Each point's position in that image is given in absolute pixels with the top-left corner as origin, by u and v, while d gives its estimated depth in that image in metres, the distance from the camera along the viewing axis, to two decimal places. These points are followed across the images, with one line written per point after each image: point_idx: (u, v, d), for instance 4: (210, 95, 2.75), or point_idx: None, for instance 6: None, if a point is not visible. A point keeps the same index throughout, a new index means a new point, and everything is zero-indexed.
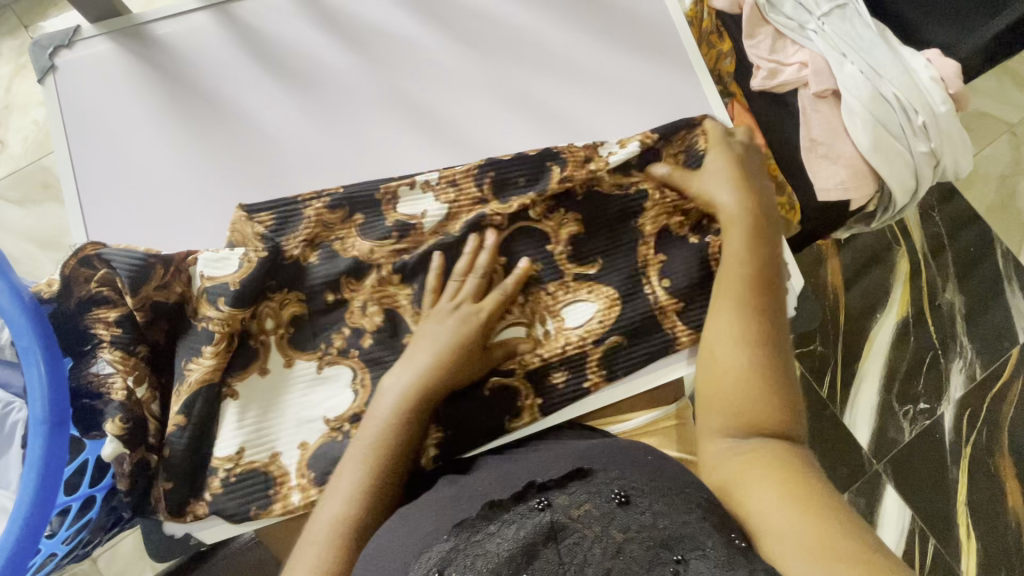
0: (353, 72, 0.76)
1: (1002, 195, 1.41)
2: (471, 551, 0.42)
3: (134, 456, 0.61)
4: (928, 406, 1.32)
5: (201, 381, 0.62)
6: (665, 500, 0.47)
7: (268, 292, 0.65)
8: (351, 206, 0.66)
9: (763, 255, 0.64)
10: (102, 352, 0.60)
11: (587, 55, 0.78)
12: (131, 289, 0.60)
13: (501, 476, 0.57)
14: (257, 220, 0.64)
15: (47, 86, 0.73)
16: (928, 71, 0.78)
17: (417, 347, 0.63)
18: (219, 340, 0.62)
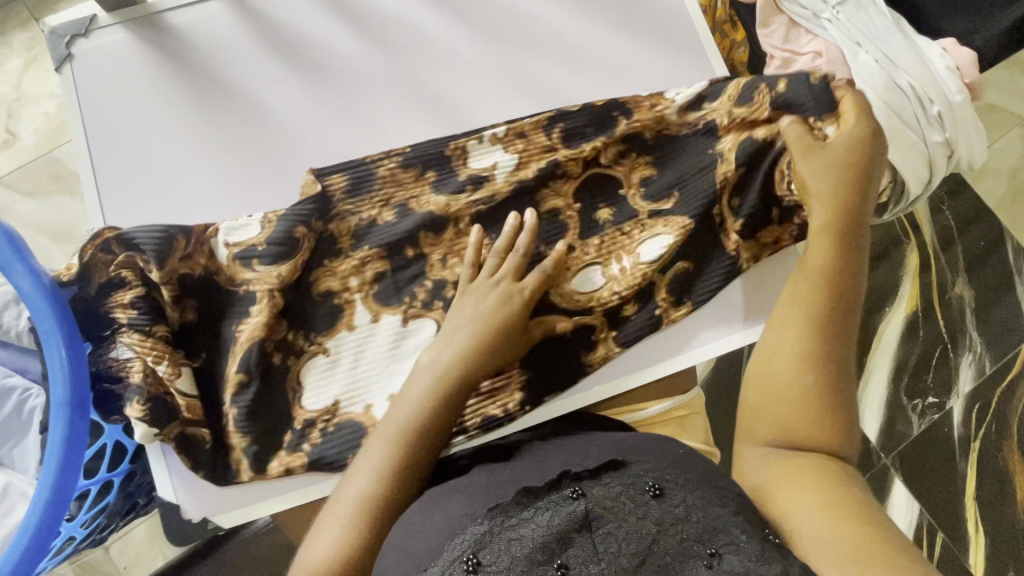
0: (368, 59, 0.76)
1: (1013, 188, 1.41)
2: (506, 536, 0.44)
3: (172, 431, 0.61)
4: (938, 400, 1.32)
5: (252, 339, 0.63)
6: (699, 495, 0.48)
7: (350, 250, 0.67)
8: (423, 164, 0.69)
9: (847, 264, 0.61)
10: (122, 336, 0.60)
11: (601, 43, 0.78)
12: (157, 263, 0.61)
13: (533, 463, 0.57)
14: (326, 182, 0.67)
15: (63, 74, 0.74)
16: (943, 60, 0.78)
17: (455, 327, 0.62)
18: (262, 299, 0.64)
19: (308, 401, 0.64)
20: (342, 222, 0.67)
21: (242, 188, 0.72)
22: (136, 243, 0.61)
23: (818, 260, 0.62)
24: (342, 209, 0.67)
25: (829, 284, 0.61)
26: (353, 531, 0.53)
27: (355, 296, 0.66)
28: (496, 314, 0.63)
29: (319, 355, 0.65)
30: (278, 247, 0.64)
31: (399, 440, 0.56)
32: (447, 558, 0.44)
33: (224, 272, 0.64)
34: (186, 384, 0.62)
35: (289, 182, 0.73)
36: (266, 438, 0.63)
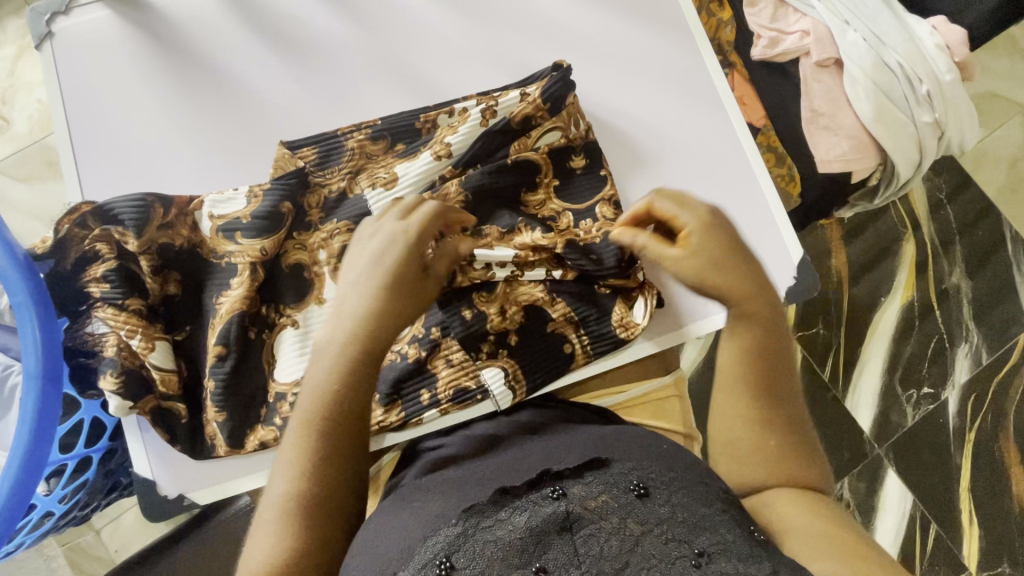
0: (347, 37, 0.76)
1: (1012, 176, 1.39)
2: (479, 537, 0.42)
3: (146, 404, 0.61)
4: (933, 390, 1.31)
5: (232, 311, 0.62)
6: (684, 495, 0.46)
7: (319, 224, 0.66)
8: (393, 136, 0.68)
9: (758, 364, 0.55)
10: (97, 310, 0.60)
11: (583, 21, 0.77)
12: (135, 232, 0.60)
13: (512, 458, 0.54)
14: (298, 155, 0.67)
15: (44, 52, 0.74)
16: (933, 38, 0.77)
17: (350, 267, 0.53)
18: (244, 272, 0.63)
19: (281, 372, 0.64)
20: (316, 194, 0.67)
21: (221, 167, 0.72)
22: (115, 212, 0.61)
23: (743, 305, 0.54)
24: (314, 181, 0.67)
25: (765, 348, 0.54)
26: (304, 482, 0.46)
27: (325, 268, 0.66)
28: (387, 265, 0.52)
29: (289, 327, 0.65)
30: (262, 220, 0.63)
31: (333, 371, 0.48)
32: (418, 561, 0.42)
33: (206, 245, 0.64)
34: (159, 358, 0.61)
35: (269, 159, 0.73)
36: (231, 421, 0.62)
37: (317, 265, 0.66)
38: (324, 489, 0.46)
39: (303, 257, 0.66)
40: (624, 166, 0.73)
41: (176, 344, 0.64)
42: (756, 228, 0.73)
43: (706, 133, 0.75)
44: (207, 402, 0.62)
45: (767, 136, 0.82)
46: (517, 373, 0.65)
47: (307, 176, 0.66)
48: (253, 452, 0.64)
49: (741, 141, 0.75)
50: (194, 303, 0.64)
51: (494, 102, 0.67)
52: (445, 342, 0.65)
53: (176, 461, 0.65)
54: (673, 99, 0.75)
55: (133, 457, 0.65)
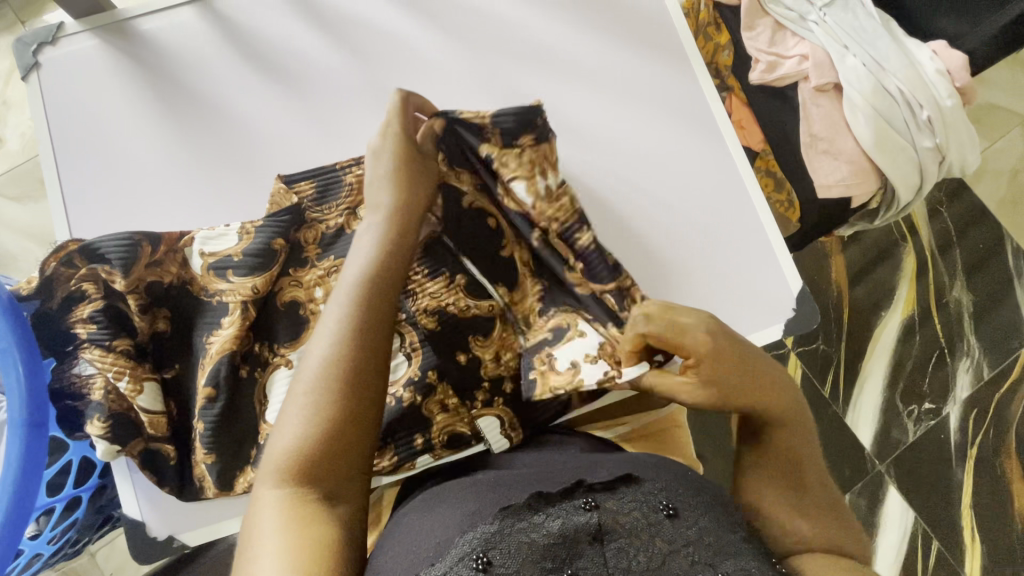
0: (337, 65, 0.74)
1: (1013, 189, 1.37)
2: (515, 537, 0.42)
3: (134, 448, 0.60)
4: (934, 406, 1.30)
5: (221, 351, 0.61)
6: (711, 519, 0.46)
7: (315, 261, 0.65)
8: None
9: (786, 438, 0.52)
10: (83, 352, 0.59)
11: (578, 48, 0.76)
12: (122, 272, 0.59)
13: (542, 473, 0.54)
14: (296, 190, 0.66)
15: (31, 83, 0.73)
16: (933, 63, 0.76)
17: (370, 168, 0.60)
18: (235, 310, 0.62)
19: (269, 414, 0.63)
20: (312, 229, 0.65)
21: (210, 199, 0.71)
22: (101, 251, 0.60)
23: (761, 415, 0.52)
24: (311, 217, 0.66)
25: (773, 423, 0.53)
26: (344, 359, 0.47)
27: (320, 306, 0.65)
28: (402, 162, 0.59)
29: (283, 367, 0.64)
30: (254, 257, 0.62)
31: (375, 245, 0.54)
32: (454, 554, 0.41)
33: (197, 282, 0.63)
34: (148, 401, 0.60)
35: (260, 189, 0.72)
36: (221, 462, 0.61)
37: (313, 302, 0.65)
38: (360, 364, 0.47)
39: (298, 293, 0.65)
40: (600, 203, 0.72)
41: (165, 382, 0.63)
42: (758, 247, 0.72)
43: (702, 160, 0.74)
44: (197, 443, 0.61)
45: (765, 161, 0.79)
46: (514, 420, 0.64)
47: (304, 212, 0.65)
48: (243, 493, 0.63)
49: (739, 168, 0.74)
50: (183, 340, 0.63)
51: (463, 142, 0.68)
52: (441, 386, 0.64)
53: (164, 502, 0.64)
54: (670, 125, 0.74)
55: (123, 497, 0.64)
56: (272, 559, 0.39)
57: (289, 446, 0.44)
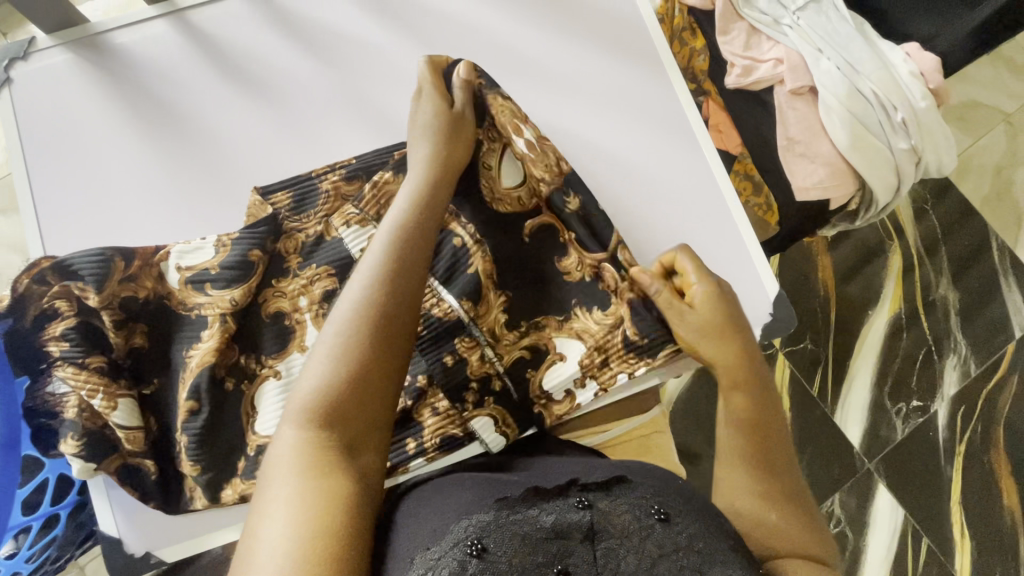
0: (312, 76, 0.74)
1: (997, 185, 1.38)
2: (510, 528, 0.43)
3: (111, 465, 0.60)
4: (922, 403, 1.30)
5: (202, 364, 0.61)
6: (704, 525, 0.46)
7: (298, 270, 0.65)
8: (365, 176, 0.68)
9: (767, 402, 0.59)
10: (56, 370, 0.58)
11: (553, 55, 0.76)
12: (95, 287, 0.59)
13: (538, 473, 0.55)
14: (271, 201, 0.65)
15: (2, 98, 0.72)
16: (907, 66, 0.76)
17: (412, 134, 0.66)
18: (215, 323, 0.62)
19: (259, 425, 0.62)
20: (292, 239, 0.65)
21: (184, 211, 0.71)
22: (74, 268, 0.60)
23: (728, 375, 0.59)
24: (289, 227, 0.65)
25: (763, 425, 0.58)
26: (371, 315, 0.50)
27: (306, 315, 0.65)
28: (439, 122, 0.65)
29: (271, 378, 0.63)
30: (232, 270, 0.62)
31: (411, 203, 0.58)
32: (450, 539, 0.42)
33: (175, 296, 0.63)
34: (123, 417, 0.59)
35: (235, 201, 0.71)
36: (197, 478, 0.61)
37: (298, 312, 0.65)
38: (384, 322, 0.50)
39: (286, 303, 0.65)
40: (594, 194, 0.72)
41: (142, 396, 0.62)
42: (732, 249, 0.72)
43: (677, 166, 0.74)
44: (183, 454, 0.61)
45: (743, 164, 0.81)
46: (507, 417, 0.64)
47: (280, 222, 0.65)
48: (233, 504, 0.63)
49: (715, 173, 0.74)
50: (160, 355, 0.63)
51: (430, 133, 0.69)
52: (431, 391, 0.64)
53: (142, 518, 0.64)
54: (645, 131, 0.74)
55: (99, 515, 0.63)
56: (282, 507, 0.41)
57: (315, 388, 0.46)
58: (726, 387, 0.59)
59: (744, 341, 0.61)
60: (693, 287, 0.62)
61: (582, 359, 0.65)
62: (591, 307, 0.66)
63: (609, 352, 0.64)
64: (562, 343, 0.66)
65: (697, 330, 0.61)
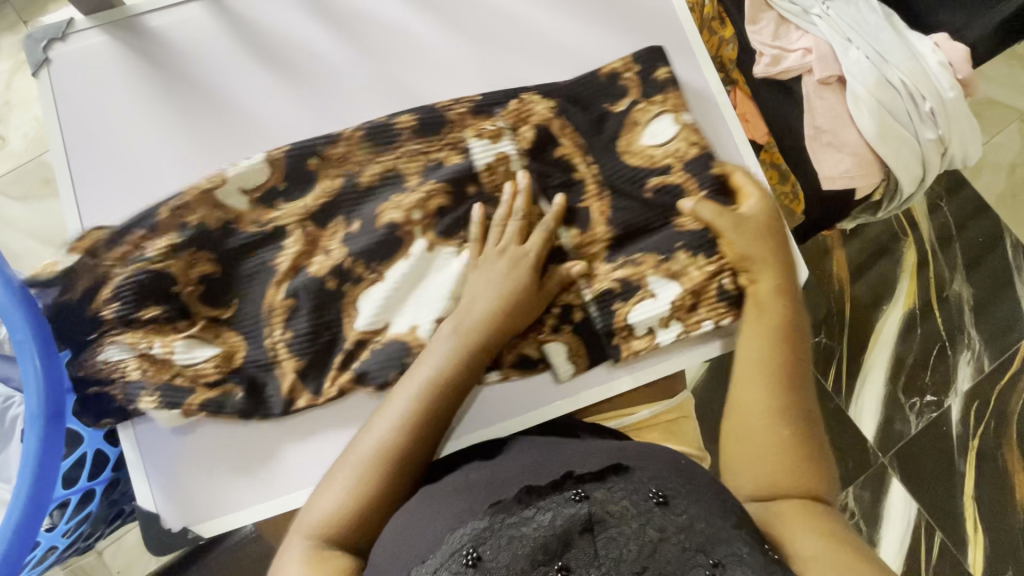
0: (347, 61, 0.75)
1: (1012, 183, 1.39)
2: (506, 533, 0.45)
3: (185, 407, 0.64)
4: (936, 398, 1.31)
5: (292, 269, 0.67)
6: (705, 506, 0.48)
7: (383, 194, 0.68)
8: (490, 108, 0.70)
9: (793, 314, 0.65)
10: (115, 331, 0.64)
11: (585, 42, 0.77)
12: (155, 234, 0.65)
13: (532, 465, 0.57)
14: (394, 121, 0.69)
15: (41, 79, 0.73)
16: (936, 56, 0.77)
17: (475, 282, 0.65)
18: (296, 231, 0.67)
19: (360, 318, 0.66)
20: (415, 160, 0.69)
21: None
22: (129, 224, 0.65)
23: (774, 286, 0.66)
24: (410, 147, 0.69)
25: (794, 337, 0.64)
26: (435, 398, 0.58)
27: (417, 228, 0.68)
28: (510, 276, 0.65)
29: (375, 284, 0.67)
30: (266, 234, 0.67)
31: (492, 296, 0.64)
32: (446, 551, 0.45)
33: (242, 218, 0.67)
34: (185, 353, 0.64)
35: None
36: None
37: (410, 225, 0.67)
38: (464, 367, 0.60)
39: (333, 244, 0.67)
40: None
41: (221, 321, 0.66)
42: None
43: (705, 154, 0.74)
44: (280, 353, 0.65)
45: (769, 153, 0.82)
46: (580, 350, 0.69)
47: (400, 139, 0.69)
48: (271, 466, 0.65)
49: (745, 161, 0.74)
50: (232, 279, 0.67)
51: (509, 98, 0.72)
52: None
53: (178, 493, 0.64)
54: None
55: (137, 489, 0.64)
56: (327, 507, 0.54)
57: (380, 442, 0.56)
58: (754, 290, 0.66)
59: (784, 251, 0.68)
60: (749, 199, 0.69)
61: (677, 299, 0.68)
62: (697, 254, 0.69)
63: (702, 297, 0.69)
64: (656, 282, 0.69)
65: (748, 249, 0.66)
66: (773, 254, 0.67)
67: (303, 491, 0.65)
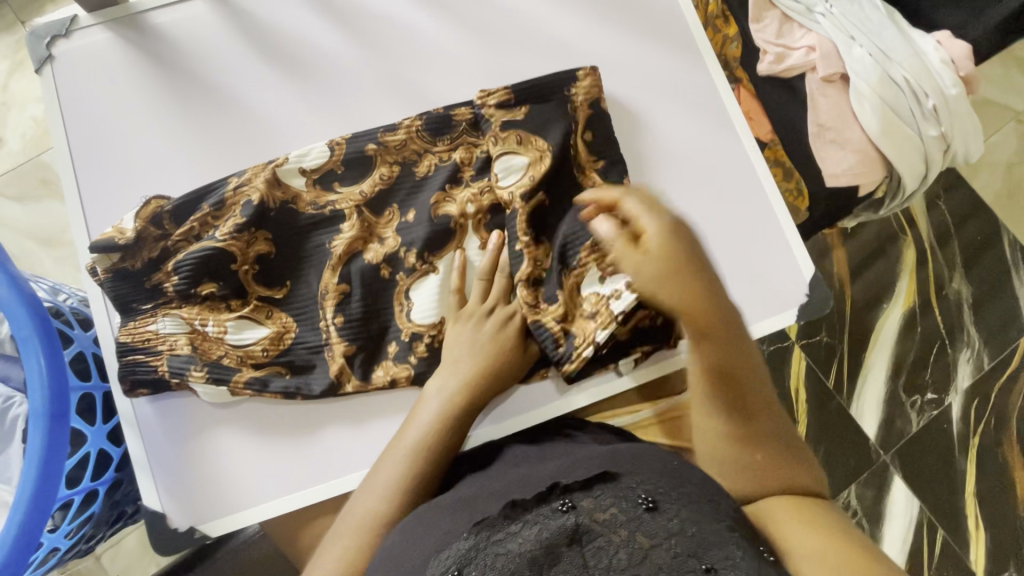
0: (353, 58, 0.75)
1: (1008, 182, 1.40)
2: (490, 551, 0.43)
3: (235, 385, 0.63)
4: (936, 396, 1.31)
5: (349, 249, 0.66)
6: (696, 505, 0.45)
7: (377, 221, 0.67)
8: (530, 99, 0.68)
9: (715, 351, 0.48)
10: (171, 309, 0.63)
11: (590, 39, 0.77)
12: (216, 212, 0.64)
13: (520, 478, 0.54)
14: (388, 138, 0.68)
15: (44, 76, 0.73)
16: (938, 53, 0.78)
17: (456, 352, 0.62)
18: (351, 215, 0.66)
19: (416, 312, 0.65)
20: (468, 152, 0.68)
21: None
22: (174, 203, 0.64)
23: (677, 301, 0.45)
24: (381, 224, 0.67)
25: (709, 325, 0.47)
26: (433, 450, 0.57)
27: (470, 222, 0.67)
28: (497, 337, 0.63)
29: (426, 276, 0.66)
30: (225, 245, 0.62)
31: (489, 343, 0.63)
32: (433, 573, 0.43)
33: (300, 199, 0.66)
34: (235, 334, 0.63)
35: None
36: None
37: (464, 217, 0.67)
38: (455, 425, 0.59)
39: (389, 232, 0.67)
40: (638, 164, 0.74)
41: (277, 301, 0.65)
42: (760, 233, 0.73)
43: (712, 150, 0.75)
44: (332, 337, 0.65)
45: (774, 151, 0.82)
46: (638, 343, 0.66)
47: (384, 139, 0.68)
48: (277, 474, 0.65)
49: (751, 157, 0.75)
50: (295, 260, 0.66)
51: (497, 91, 0.68)
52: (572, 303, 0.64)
53: (183, 492, 0.64)
54: (683, 116, 0.75)
55: (143, 492, 0.64)
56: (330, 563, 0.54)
57: (376, 508, 0.55)
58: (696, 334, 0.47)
59: (716, 278, 0.47)
60: (647, 227, 0.47)
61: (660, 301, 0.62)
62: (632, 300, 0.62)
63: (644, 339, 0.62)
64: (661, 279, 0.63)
65: (661, 274, 0.45)
66: (692, 292, 0.46)
67: (305, 490, 0.65)
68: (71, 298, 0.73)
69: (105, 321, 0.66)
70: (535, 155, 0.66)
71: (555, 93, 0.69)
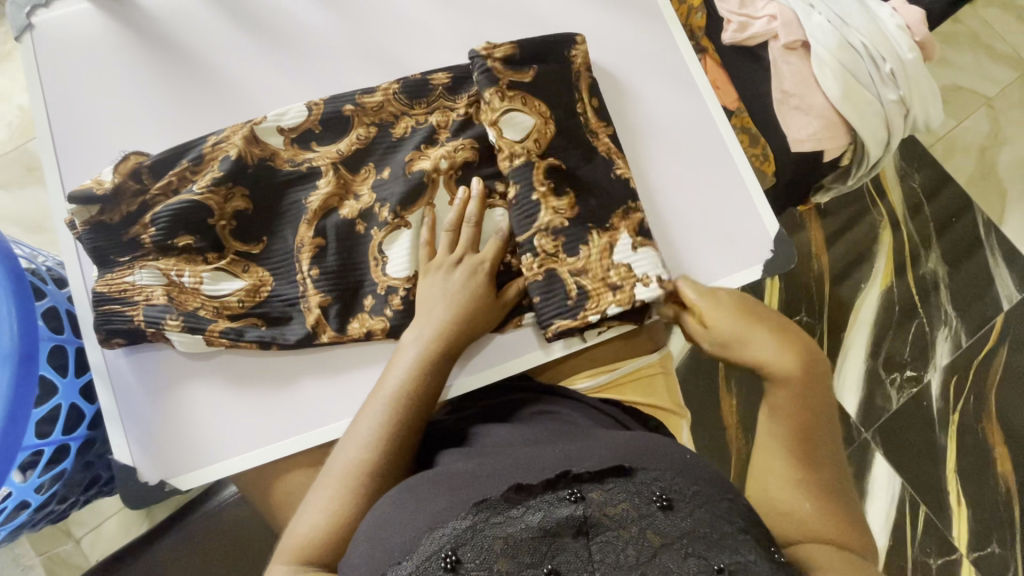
0: (327, 26, 0.77)
1: (981, 164, 1.42)
2: (489, 533, 0.41)
3: (209, 334, 0.64)
4: (915, 373, 1.33)
5: (325, 205, 0.67)
6: (709, 508, 0.45)
7: (351, 178, 0.69)
8: (525, 59, 0.69)
9: (810, 407, 0.55)
10: (147, 262, 0.64)
11: (559, 7, 0.79)
12: (192, 166, 0.65)
13: (520, 457, 0.50)
14: (366, 100, 0.70)
15: (24, 44, 0.74)
16: (893, 20, 0.81)
17: (429, 304, 0.64)
18: (328, 172, 0.68)
19: (390, 267, 0.67)
20: (444, 114, 0.70)
21: None
22: (150, 159, 0.66)
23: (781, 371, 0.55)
24: (354, 181, 0.69)
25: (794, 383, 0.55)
26: (406, 396, 0.58)
27: (441, 176, 0.68)
28: (467, 287, 0.65)
29: (401, 231, 0.67)
30: (197, 199, 0.64)
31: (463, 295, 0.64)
32: (422, 553, 0.41)
33: (278, 156, 0.68)
34: (211, 286, 0.65)
35: None
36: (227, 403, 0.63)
37: (436, 172, 0.68)
38: (430, 376, 0.60)
39: (364, 189, 0.69)
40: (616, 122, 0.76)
41: (254, 257, 0.67)
42: (727, 193, 0.75)
43: (678, 112, 0.77)
44: (309, 289, 0.66)
45: (740, 118, 0.84)
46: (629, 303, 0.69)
47: (359, 100, 0.70)
48: (254, 429, 0.67)
49: (715, 118, 0.77)
50: (272, 215, 0.68)
51: (499, 48, 0.68)
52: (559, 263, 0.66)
53: (158, 444, 0.66)
54: (652, 81, 0.78)
55: (113, 443, 0.66)
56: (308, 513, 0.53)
57: (354, 459, 0.55)
58: (775, 384, 0.56)
59: (792, 337, 0.57)
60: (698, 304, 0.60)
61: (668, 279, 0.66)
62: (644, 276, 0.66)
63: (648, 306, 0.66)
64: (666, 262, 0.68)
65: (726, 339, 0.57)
66: (781, 345, 0.56)
67: (279, 442, 0.66)
68: (49, 260, 0.74)
69: (79, 277, 0.68)
70: (539, 119, 0.68)
71: (546, 56, 0.70)
